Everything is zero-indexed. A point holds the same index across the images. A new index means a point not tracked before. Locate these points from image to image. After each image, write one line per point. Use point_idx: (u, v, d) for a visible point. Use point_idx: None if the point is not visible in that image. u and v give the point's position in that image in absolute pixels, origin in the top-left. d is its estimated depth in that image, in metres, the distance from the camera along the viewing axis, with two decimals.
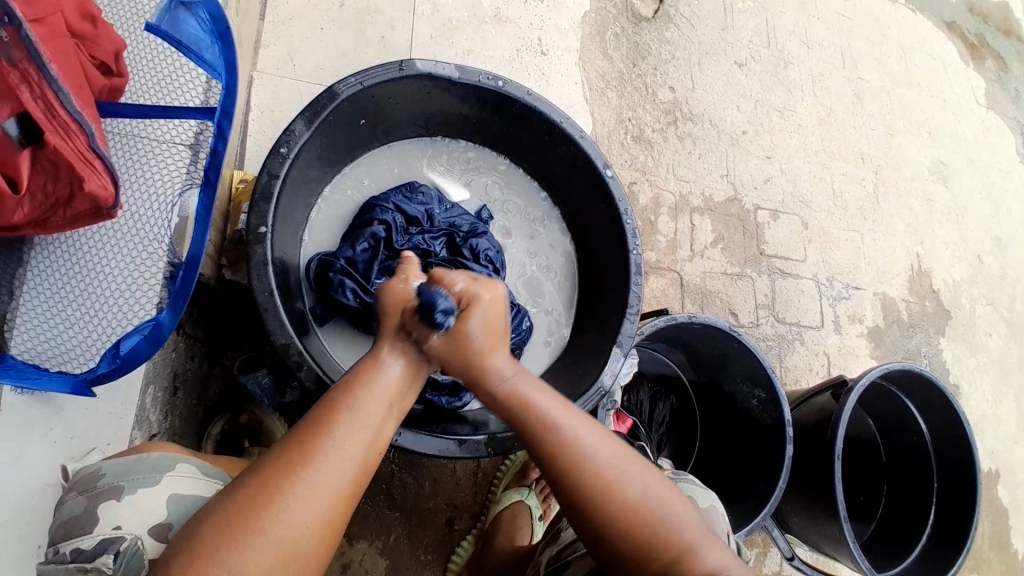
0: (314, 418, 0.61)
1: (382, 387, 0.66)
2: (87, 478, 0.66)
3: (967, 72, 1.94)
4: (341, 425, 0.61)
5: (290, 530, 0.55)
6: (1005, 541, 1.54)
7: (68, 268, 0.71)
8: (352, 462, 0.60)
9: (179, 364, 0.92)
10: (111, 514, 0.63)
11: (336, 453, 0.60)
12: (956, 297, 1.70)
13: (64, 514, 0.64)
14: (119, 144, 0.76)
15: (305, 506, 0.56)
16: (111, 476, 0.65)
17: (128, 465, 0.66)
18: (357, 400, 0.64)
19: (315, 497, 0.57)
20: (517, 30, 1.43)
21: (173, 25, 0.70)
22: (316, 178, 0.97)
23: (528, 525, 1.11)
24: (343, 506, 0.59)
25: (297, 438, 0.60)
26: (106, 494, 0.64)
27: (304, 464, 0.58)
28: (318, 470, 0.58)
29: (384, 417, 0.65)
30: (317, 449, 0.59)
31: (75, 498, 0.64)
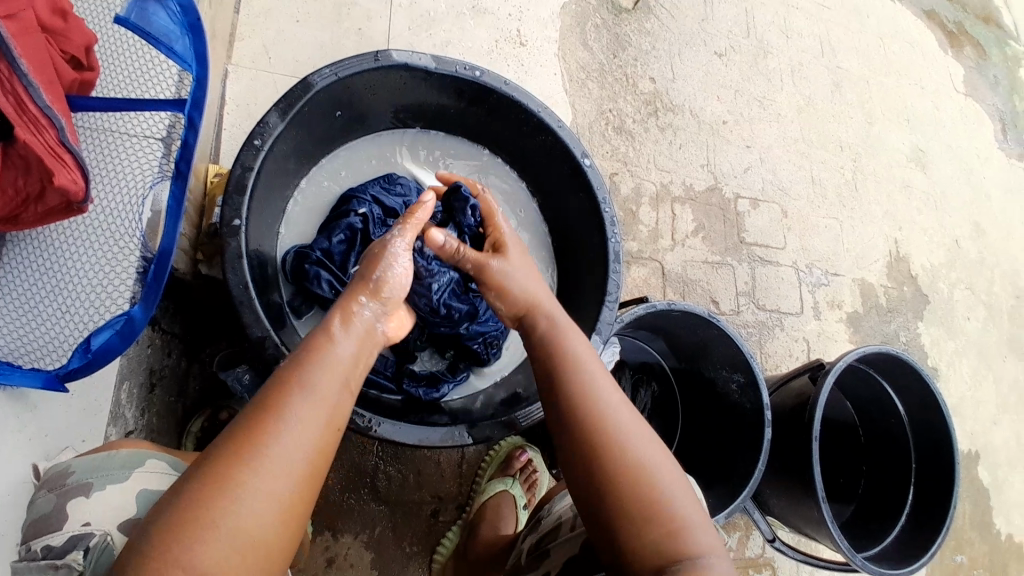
0: (268, 399, 0.60)
1: (334, 363, 0.66)
2: (56, 477, 0.66)
3: (945, 60, 1.96)
4: (296, 405, 0.60)
5: (247, 516, 0.53)
6: (985, 520, 1.57)
7: (38, 264, 0.70)
8: (310, 442, 0.59)
9: (155, 361, 0.91)
10: (81, 510, 0.63)
11: (292, 433, 0.58)
12: (935, 282, 1.72)
13: (34, 513, 0.64)
14: (91, 138, 0.75)
15: (264, 491, 0.54)
16: (79, 474, 0.65)
17: (97, 462, 0.66)
18: (311, 377, 0.63)
19: (272, 480, 0.55)
20: (495, 21, 1.43)
21: (142, 17, 0.69)
22: (292, 170, 0.97)
23: (512, 515, 1.12)
24: (303, 489, 0.57)
25: (248, 422, 0.58)
26: (74, 491, 0.64)
27: (258, 446, 0.56)
28: (272, 450, 0.56)
29: (338, 394, 0.64)
30: (271, 430, 0.57)
31: (45, 496, 0.65)
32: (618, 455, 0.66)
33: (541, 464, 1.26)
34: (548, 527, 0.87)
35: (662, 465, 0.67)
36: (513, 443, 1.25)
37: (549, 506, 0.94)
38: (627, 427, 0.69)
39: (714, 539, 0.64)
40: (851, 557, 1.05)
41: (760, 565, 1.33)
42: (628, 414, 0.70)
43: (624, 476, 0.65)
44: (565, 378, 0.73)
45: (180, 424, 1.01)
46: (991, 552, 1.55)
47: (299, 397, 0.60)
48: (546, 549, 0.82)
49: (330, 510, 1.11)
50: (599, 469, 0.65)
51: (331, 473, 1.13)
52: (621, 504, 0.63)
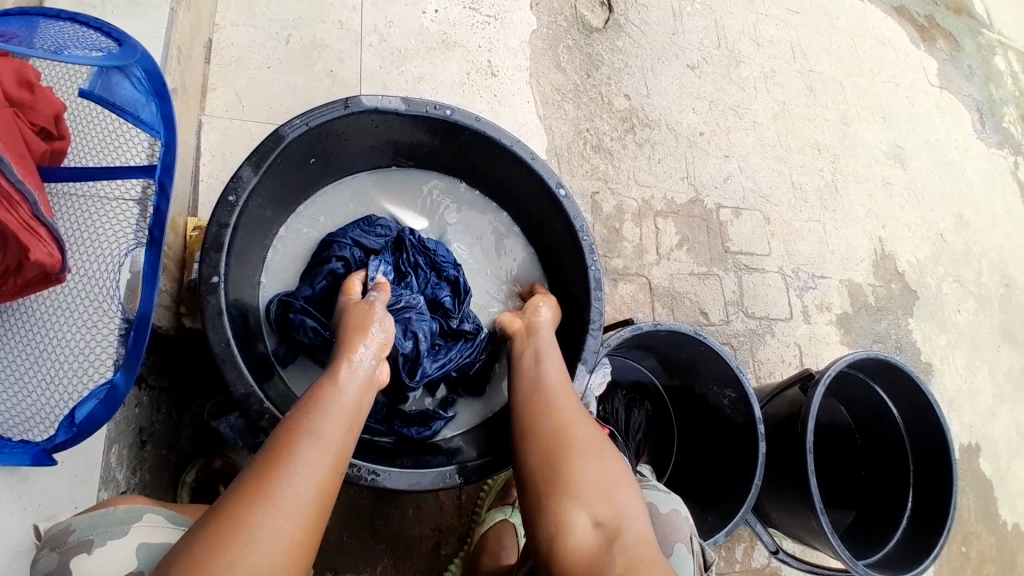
0: (277, 447, 0.63)
1: (336, 411, 0.69)
2: (58, 535, 0.66)
3: (917, 54, 1.98)
4: (304, 451, 0.63)
5: (264, 554, 0.54)
6: (990, 512, 1.57)
7: (20, 337, 0.70)
8: (317, 484, 0.61)
9: (144, 419, 0.91)
10: (85, 567, 0.63)
11: (303, 475, 0.61)
12: (922, 277, 1.73)
13: (36, 572, 0.64)
14: (65, 207, 0.76)
15: (278, 531, 0.56)
16: (81, 531, 0.65)
17: (97, 519, 0.66)
18: (316, 424, 0.66)
19: (285, 522, 0.57)
20: (466, 53, 1.44)
21: (107, 88, 0.70)
22: (270, 220, 0.98)
23: (514, 543, 1.10)
24: (311, 531, 0.59)
25: (258, 470, 0.60)
26: (78, 547, 0.64)
27: (270, 489, 0.58)
28: (285, 493, 0.59)
29: (343, 439, 0.67)
30: (282, 474, 0.60)
31: (47, 554, 0.64)
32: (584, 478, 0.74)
33: None
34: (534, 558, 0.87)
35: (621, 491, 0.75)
36: None
37: None
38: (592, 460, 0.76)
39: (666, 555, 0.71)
40: (853, 566, 1.05)
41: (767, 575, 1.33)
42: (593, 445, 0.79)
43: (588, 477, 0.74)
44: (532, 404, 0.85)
45: (174, 477, 1.01)
46: (998, 543, 1.55)
47: (306, 442, 0.64)
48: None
49: (331, 551, 1.11)
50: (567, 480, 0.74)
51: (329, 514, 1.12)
52: (590, 499, 0.73)
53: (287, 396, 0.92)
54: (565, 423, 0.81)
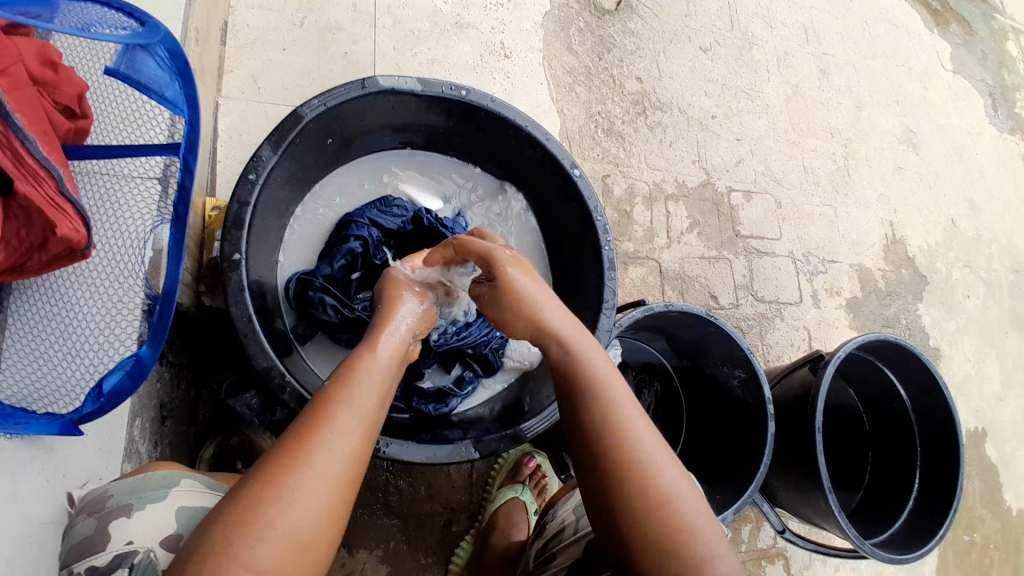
0: (311, 414, 0.62)
1: (372, 379, 0.69)
2: (95, 501, 0.69)
3: (931, 37, 1.96)
4: (339, 419, 0.62)
5: (295, 521, 0.56)
6: (995, 496, 1.58)
7: (49, 311, 0.72)
8: (351, 450, 0.61)
9: (164, 394, 0.94)
10: (122, 531, 0.65)
11: (335, 443, 0.61)
12: (933, 263, 1.73)
13: (76, 536, 0.66)
14: (90, 184, 0.77)
15: (312, 496, 0.57)
16: (119, 497, 0.68)
17: (133, 485, 0.69)
18: (351, 391, 0.65)
19: (315, 489, 0.58)
20: (479, 34, 1.44)
21: (131, 66, 0.71)
22: (288, 200, 0.99)
23: (524, 520, 1.14)
24: (346, 494, 0.60)
25: (295, 432, 0.61)
26: (116, 512, 0.66)
27: (303, 457, 0.59)
28: (320, 456, 0.59)
29: (376, 410, 0.66)
30: (316, 441, 0.60)
31: (85, 520, 0.67)
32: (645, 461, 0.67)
33: (549, 470, 1.29)
34: (553, 530, 0.90)
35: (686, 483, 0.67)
36: (521, 450, 1.28)
37: (553, 509, 0.97)
38: (654, 447, 0.68)
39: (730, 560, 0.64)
40: (860, 544, 1.07)
41: (773, 554, 1.35)
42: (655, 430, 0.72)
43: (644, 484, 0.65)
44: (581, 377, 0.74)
45: (193, 452, 1.03)
46: (1003, 527, 1.57)
47: (342, 411, 0.63)
48: (552, 555, 0.85)
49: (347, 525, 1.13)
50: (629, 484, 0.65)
51: None
52: (653, 520, 0.63)
53: (305, 373, 0.94)
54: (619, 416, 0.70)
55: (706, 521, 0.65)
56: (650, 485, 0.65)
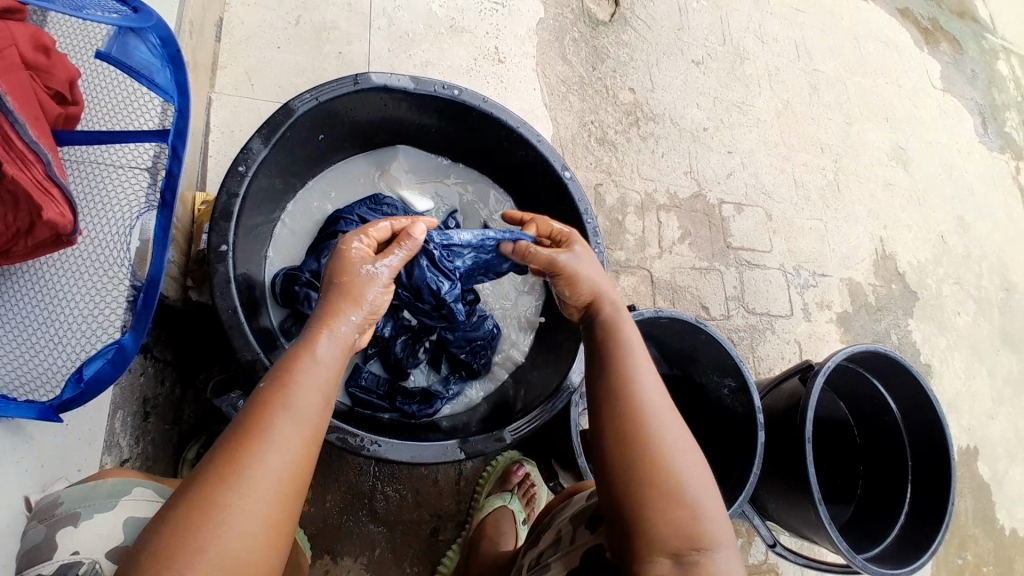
0: (249, 420, 0.58)
1: (315, 378, 0.63)
2: (46, 507, 0.66)
3: (920, 57, 2.00)
4: (278, 426, 0.58)
5: (236, 539, 0.52)
6: (986, 514, 1.57)
7: (31, 298, 0.70)
8: (292, 458, 0.58)
9: (148, 389, 0.92)
10: (68, 541, 0.63)
11: (274, 454, 0.57)
12: (923, 279, 1.74)
13: (25, 544, 0.64)
14: (79, 170, 0.76)
15: (249, 511, 0.54)
16: (69, 504, 0.66)
17: (85, 492, 0.66)
18: (291, 395, 0.60)
19: (257, 503, 0.54)
20: (473, 39, 1.45)
21: (122, 51, 0.70)
22: (278, 195, 0.98)
23: (512, 530, 1.12)
24: (288, 502, 0.56)
25: (231, 442, 0.56)
26: (63, 521, 0.64)
27: (240, 471, 0.55)
28: (260, 470, 0.55)
29: (318, 412, 0.62)
30: (254, 453, 0.56)
31: (35, 527, 0.65)
32: (643, 441, 0.68)
33: (538, 478, 1.26)
34: (546, 541, 0.88)
35: (687, 454, 0.68)
36: (510, 458, 1.25)
37: (548, 519, 0.95)
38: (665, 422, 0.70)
39: (724, 530, 0.65)
40: (852, 557, 1.05)
41: (764, 570, 1.33)
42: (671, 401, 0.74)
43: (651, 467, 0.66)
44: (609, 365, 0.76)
45: (175, 452, 1.01)
46: (994, 546, 1.55)
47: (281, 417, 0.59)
48: (545, 564, 0.83)
49: (330, 532, 1.11)
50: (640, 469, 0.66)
51: (328, 496, 1.12)
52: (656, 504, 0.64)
53: None
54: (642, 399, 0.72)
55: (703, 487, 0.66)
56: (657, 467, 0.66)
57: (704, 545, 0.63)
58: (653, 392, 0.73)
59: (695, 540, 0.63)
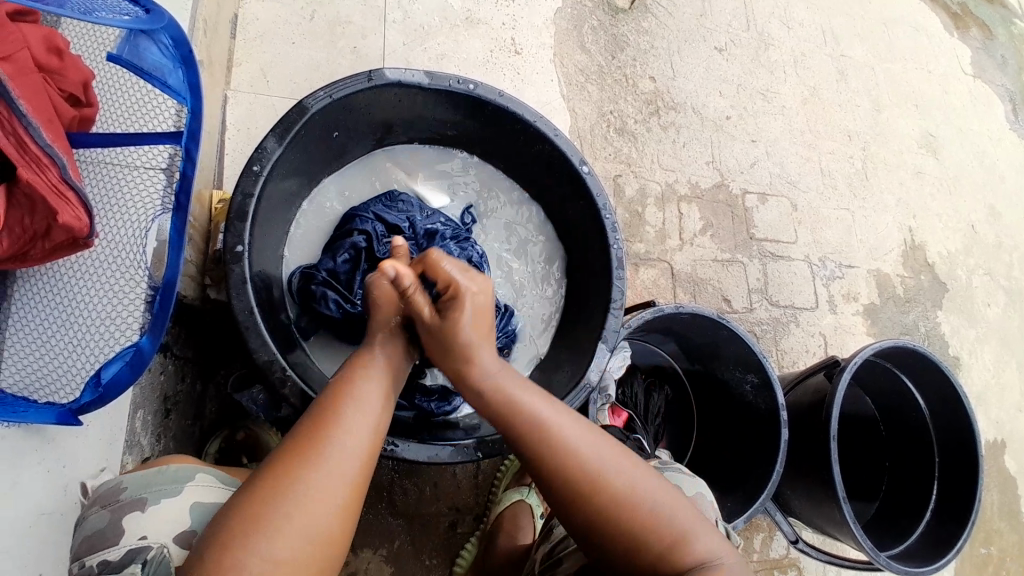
0: (321, 414, 0.65)
1: (377, 386, 0.70)
2: (109, 493, 0.67)
3: (952, 41, 1.92)
4: (347, 419, 0.65)
5: (309, 519, 0.58)
6: (1015, 511, 1.53)
7: (52, 300, 0.71)
8: (362, 452, 0.64)
9: (169, 387, 0.93)
10: (135, 525, 0.64)
11: (343, 444, 0.63)
12: (952, 269, 1.68)
13: (88, 529, 0.65)
14: (95, 173, 0.76)
15: (323, 494, 0.59)
16: (133, 490, 0.66)
17: (149, 477, 0.67)
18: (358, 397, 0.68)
19: (328, 487, 0.60)
20: (489, 30, 1.43)
21: (135, 53, 0.70)
22: (293, 193, 0.98)
23: (530, 524, 1.11)
24: (358, 491, 0.62)
25: (305, 436, 0.63)
26: (130, 506, 0.65)
27: (313, 457, 0.60)
28: (334, 458, 0.61)
29: (381, 411, 0.68)
30: (326, 442, 0.62)
31: (99, 512, 0.65)
32: (610, 485, 0.67)
33: None
34: (560, 535, 0.88)
35: (652, 474, 0.69)
36: None
37: (561, 513, 0.95)
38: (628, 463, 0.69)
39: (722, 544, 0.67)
40: (875, 556, 1.03)
41: (785, 565, 1.32)
42: (587, 423, 0.71)
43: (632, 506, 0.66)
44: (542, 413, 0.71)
45: (198, 447, 1.02)
46: None
47: (349, 411, 0.65)
48: (559, 559, 0.83)
49: None
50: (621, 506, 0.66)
51: None
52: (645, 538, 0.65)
53: (308, 368, 0.93)
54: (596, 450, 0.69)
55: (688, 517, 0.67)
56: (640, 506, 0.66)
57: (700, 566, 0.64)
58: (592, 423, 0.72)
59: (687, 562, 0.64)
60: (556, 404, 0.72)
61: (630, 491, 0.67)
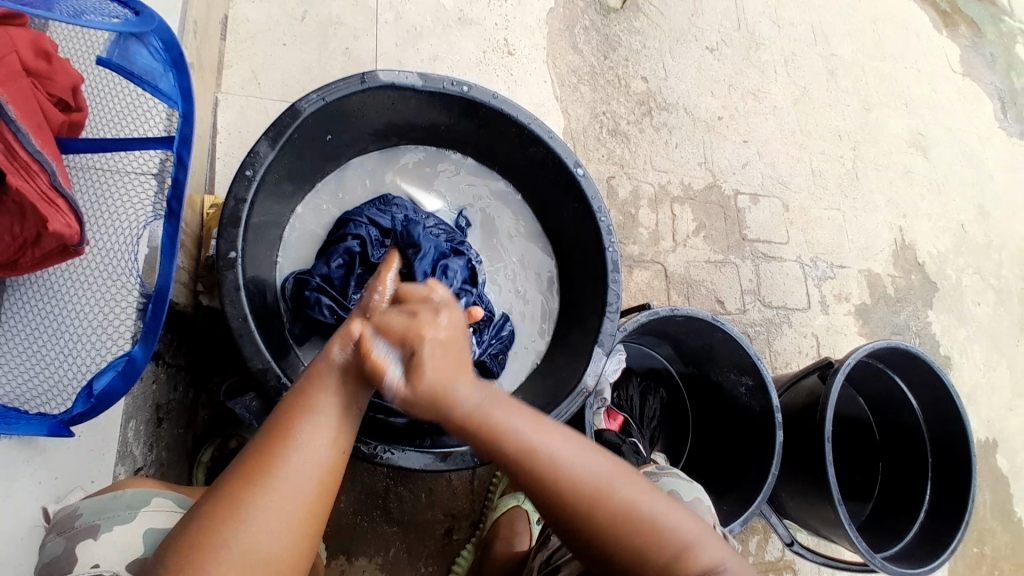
0: (273, 425, 0.61)
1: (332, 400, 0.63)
2: (65, 519, 0.66)
3: (940, 41, 1.94)
4: (302, 428, 0.60)
5: (259, 539, 0.54)
6: (1005, 509, 1.54)
7: (44, 308, 0.70)
8: (320, 466, 0.59)
9: (161, 395, 0.91)
10: (88, 554, 0.62)
11: (297, 458, 0.58)
12: (942, 268, 1.69)
13: (44, 557, 0.63)
14: (84, 179, 0.75)
15: (275, 509, 0.56)
16: (88, 515, 0.65)
17: (105, 502, 0.66)
18: (314, 406, 0.62)
19: (284, 499, 0.56)
20: (483, 31, 1.42)
21: (125, 56, 0.69)
22: (286, 197, 0.97)
23: (527, 530, 1.10)
24: (313, 511, 0.58)
25: (260, 447, 0.59)
26: (82, 534, 0.63)
27: (264, 475, 0.56)
28: (286, 475, 0.57)
29: (341, 426, 0.63)
30: (277, 454, 0.58)
31: (54, 539, 0.64)
32: (610, 514, 0.62)
33: None
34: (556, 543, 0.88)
35: (638, 482, 0.65)
36: None
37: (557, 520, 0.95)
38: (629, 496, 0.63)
39: (722, 546, 0.65)
40: (870, 557, 1.03)
41: (781, 566, 1.32)
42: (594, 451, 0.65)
43: (634, 534, 0.62)
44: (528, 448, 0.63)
45: (190, 455, 1.01)
46: (1014, 541, 1.52)
47: (304, 420, 0.61)
48: (556, 566, 0.82)
49: (344, 533, 1.11)
50: (625, 532, 0.62)
51: (343, 496, 1.12)
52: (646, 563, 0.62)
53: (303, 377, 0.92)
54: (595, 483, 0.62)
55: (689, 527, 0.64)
56: (642, 532, 0.62)
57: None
58: (574, 449, 0.64)
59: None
60: (553, 432, 0.64)
61: (615, 514, 0.62)
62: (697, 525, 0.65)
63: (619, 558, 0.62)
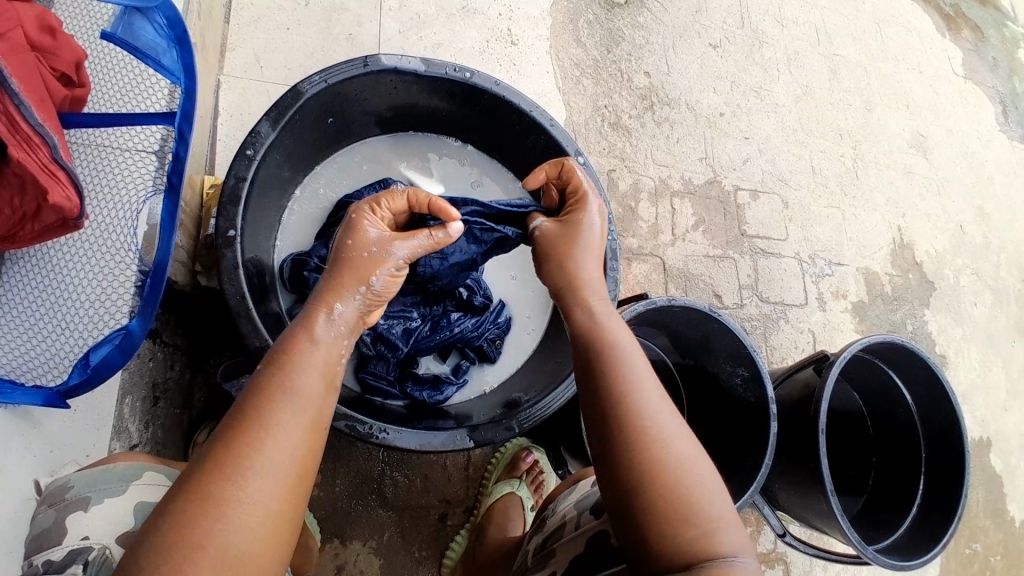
0: (250, 412, 0.56)
1: (310, 366, 0.61)
2: (56, 491, 0.66)
3: (942, 42, 1.94)
4: (281, 415, 0.57)
5: (234, 535, 0.51)
6: (998, 508, 1.55)
7: (41, 282, 0.70)
8: (295, 454, 0.56)
9: (158, 373, 0.92)
10: (78, 526, 0.63)
11: (272, 448, 0.55)
12: (940, 268, 1.70)
13: (36, 528, 0.64)
14: (85, 154, 0.75)
15: (250, 505, 0.52)
16: (79, 488, 0.65)
17: (96, 476, 0.66)
18: (288, 384, 0.59)
19: (258, 491, 0.53)
20: (486, 20, 1.43)
21: (130, 32, 0.73)
22: (285, 180, 0.97)
23: (520, 517, 1.12)
24: (288, 500, 0.55)
25: (232, 437, 0.55)
26: (73, 505, 0.64)
27: (236, 468, 0.53)
28: (260, 465, 0.54)
29: (320, 400, 0.60)
30: (255, 444, 0.54)
31: (45, 511, 0.65)
32: (674, 476, 0.62)
33: (547, 464, 1.26)
34: (553, 526, 0.88)
35: (695, 449, 0.65)
36: (520, 444, 1.24)
37: (553, 505, 0.96)
38: (685, 452, 0.64)
39: (743, 539, 0.62)
40: (863, 550, 1.03)
41: (772, 558, 1.33)
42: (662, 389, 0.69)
43: (681, 492, 0.61)
44: (622, 366, 0.69)
45: (186, 435, 1.01)
46: (1005, 540, 1.53)
47: (281, 404, 0.57)
48: (552, 548, 0.83)
49: (339, 516, 1.11)
50: (668, 494, 0.61)
51: (339, 480, 1.13)
52: (684, 532, 0.59)
53: None
54: (655, 435, 0.64)
55: (720, 505, 0.62)
56: (682, 500, 0.61)
57: (714, 562, 0.58)
58: (662, 399, 0.68)
59: (701, 554, 0.58)
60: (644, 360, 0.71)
61: (673, 467, 0.62)
62: (726, 509, 0.62)
63: (653, 525, 0.60)
